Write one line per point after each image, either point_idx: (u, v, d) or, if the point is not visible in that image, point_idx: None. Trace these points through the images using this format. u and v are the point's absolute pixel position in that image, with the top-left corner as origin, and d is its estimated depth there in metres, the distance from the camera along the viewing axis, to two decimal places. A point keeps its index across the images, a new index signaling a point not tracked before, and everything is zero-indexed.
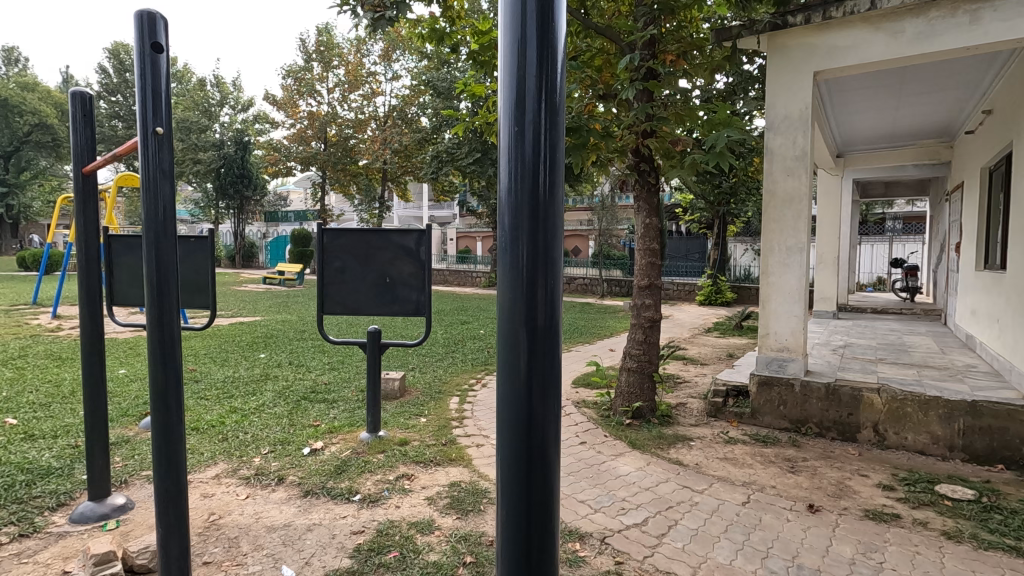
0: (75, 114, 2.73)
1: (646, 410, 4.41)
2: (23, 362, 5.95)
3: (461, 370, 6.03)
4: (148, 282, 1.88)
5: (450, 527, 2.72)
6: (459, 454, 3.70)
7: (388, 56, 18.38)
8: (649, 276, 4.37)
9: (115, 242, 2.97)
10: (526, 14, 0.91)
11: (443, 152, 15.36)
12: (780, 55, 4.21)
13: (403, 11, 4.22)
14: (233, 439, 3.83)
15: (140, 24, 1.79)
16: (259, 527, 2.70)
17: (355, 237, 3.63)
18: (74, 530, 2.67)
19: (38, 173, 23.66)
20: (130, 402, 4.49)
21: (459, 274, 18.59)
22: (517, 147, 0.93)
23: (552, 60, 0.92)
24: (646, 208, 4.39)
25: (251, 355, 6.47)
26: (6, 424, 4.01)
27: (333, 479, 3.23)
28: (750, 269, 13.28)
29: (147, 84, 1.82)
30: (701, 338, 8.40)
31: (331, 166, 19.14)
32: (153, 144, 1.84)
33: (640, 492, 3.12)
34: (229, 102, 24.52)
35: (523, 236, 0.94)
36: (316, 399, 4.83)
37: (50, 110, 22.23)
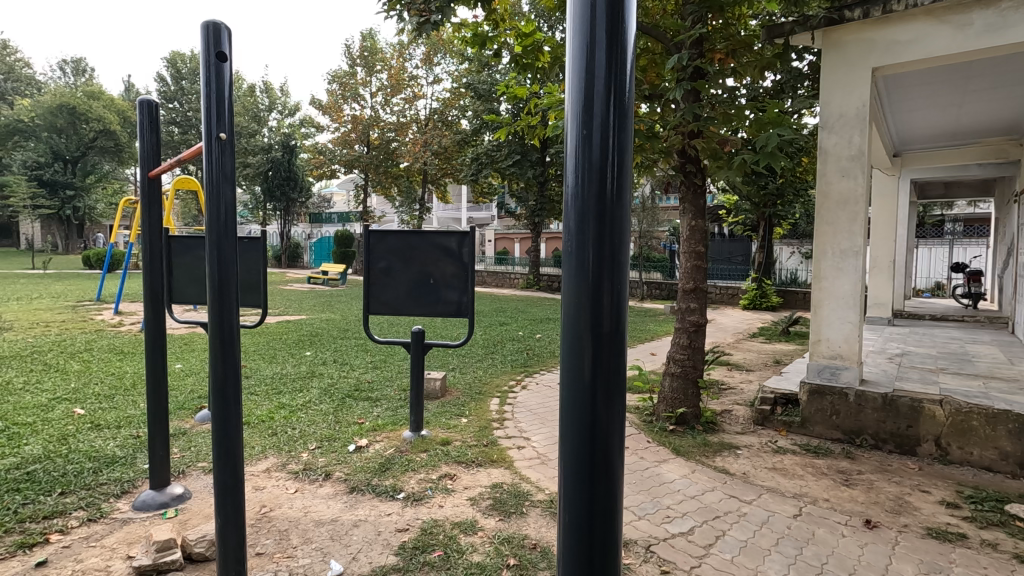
0: (142, 122, 2.87)
1: (690, 416, 4.31)
2: (88, 355, 6.30)
3: (501, 371, 6.06)
4: (209, 283, 1.95)
5: (493, 528, 2.73)
6: (501, 455, 3.71)
7: (430, 60, 18.73)
8: (694, 279, 4.28)
9: (177, 241, 3.11)
10: (596, 17, 0.90)
11: (483, 155, 15.46)
12: (835, 51, 4.04)
13: (449, 15, 4.28)
14: (282, 434, 3.95)
15: (206, 35, 1.88)
16: (308, 521, 2.78)
17: (398, 239, 3.69)
18: (137, 517, 2.81)
19: (102, 177, 25.06)
20: (187, 396, 4.70)
21: (497, 276, 18.70)
22: (584, 149, 0.93)
23: (621, 60, 0.91)
24: (692, 210, 4.31)
25: (298, 353, 6.66)
26: (74, 414, 4.26)
27: (378, 476, 3.29)
28: (797, 273, 12.91)
29: (212, 91, 1.89)
30: (746, 342, 8.20)
31: (374, 168, 19.62)
32: (216, 149, 1.91)
33: (685, 500, 3.05)
34: (277, 107, 25.76)
35: (590, 238, 0.93)
36: (360, 397, 4.93)
37: (114, 117, 23.64)
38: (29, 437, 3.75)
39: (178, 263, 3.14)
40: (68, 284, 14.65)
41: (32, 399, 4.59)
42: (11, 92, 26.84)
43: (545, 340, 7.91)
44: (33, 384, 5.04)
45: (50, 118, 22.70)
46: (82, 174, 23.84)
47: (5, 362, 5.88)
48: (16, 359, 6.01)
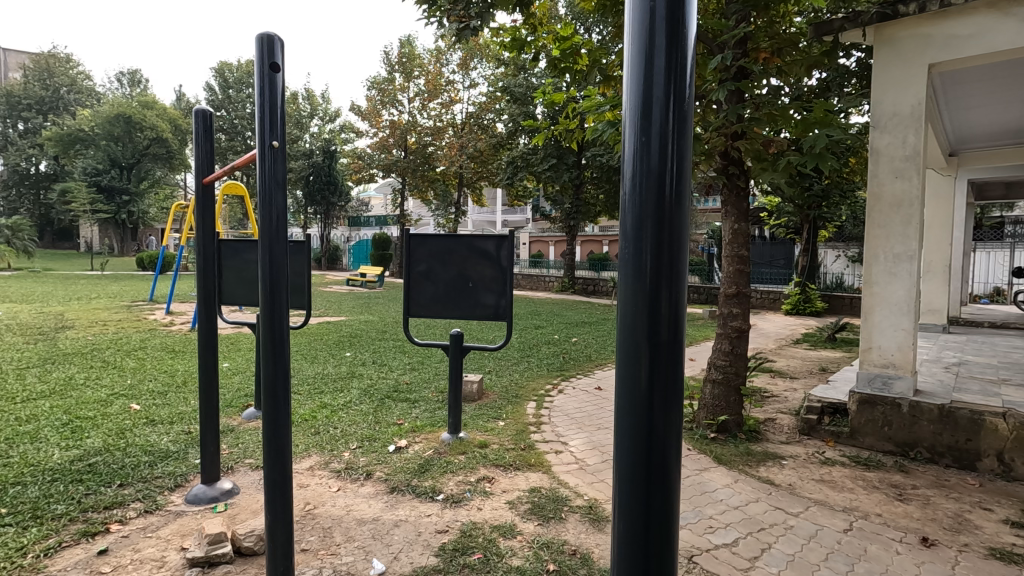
0: (198, 130, 2.98)
1: (733, 424, 4.20)
2: (143, 353, 6.60)
3: (537, 374, 6.04)
4: (262, 285, 2.02)
5: (532, 533, 2.72)
6: (539, 460, 3.70)
7: (466, 65, 18.95)
8: (737, 284, 4.19)
9: (228, 245, 3.29)
10: (655, 21, 0.90)
11: (518, 158, 15.49)
12: (889, 48, 3.88)
13: (488, 21, 4.31)
14: (324, 433, 4.05)
15: (260, 47, 1.95)
16: (350, 519, 2.83)
17: (438, 242, 3.73)
18: (189, 510, 2.92)
19: (155, 183, 26.23)
20: (234, 394, 4.87)
21: (532, 279, 18.68)
22: (642, 156, 0.92)
23: (681, 63, 0.90)
24: (734, 213, 4.22)
25: (338, 354, 6.81)
26: (131, 409, 4.47)
27: (417, 477, 3.33)
28: (843, 277, 12.42)
29: (266, 100, 1.96)
30: (790, 349, 7.94)
31: (411, 172, 19.87)
32: (270, 156, 1.97)
33: (728, 511, 2.97)
34: (318, 114, 26.48)
35: (647, 243, 0.92)
36: (399, 398, 5.00)
37: (166, 125, 24.73)
38: (90, 430, 3.94)
39: (228, 265, 3.32)
40: (123, 285, 15.40)
41: (92, 394, 4.84)
42: (73, 104, 28.37)
43: (581, 343, 7.86)
44: (93, 380, 5.31)
45: (109, 127, 23.93)
46: (136, 179, 25.00)
47: (68, 358, 6.21)
48: (77, 356, 6.33)
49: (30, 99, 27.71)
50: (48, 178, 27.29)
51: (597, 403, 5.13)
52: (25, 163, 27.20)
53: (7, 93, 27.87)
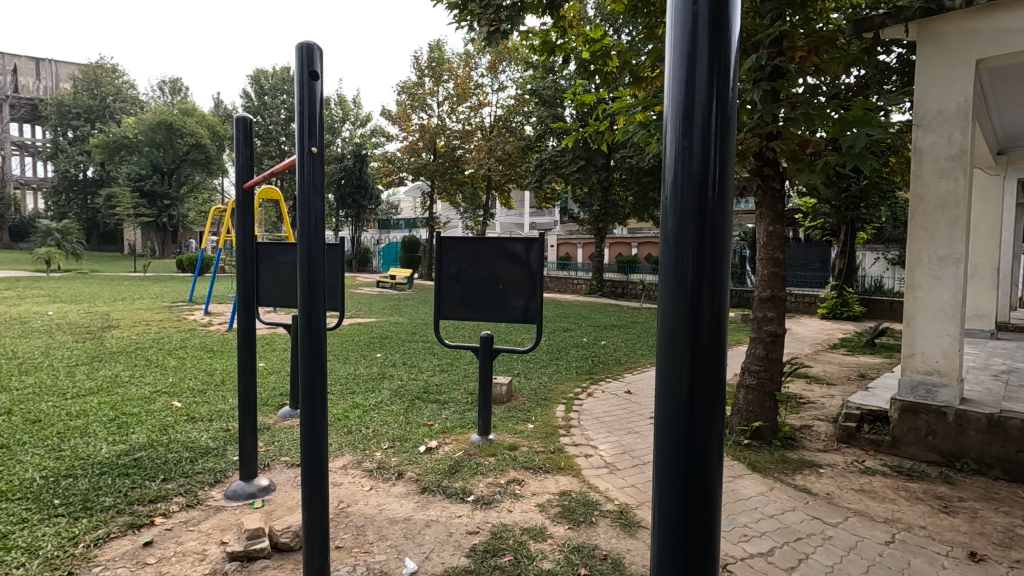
0: (239, 136, 3.07)
1: (768, 431, 4.10)
2: (183, 352, 6.83)
3: (566, 377, 6.02)
4: (301, 286, 2.07)
5: (562, 536, 2.72)
6: (568, 463, 3.69)
7: (495, 68, 19.08)
8: (772, 287, 4.10)
9: (264, 248, 3.39)
10: (698, 23, 0.89)
11: (547, 160, 15.47)
12: (933, 43, 3.75)
13: (518, 24, 4.35)
14: (356, 433, 4.12)
15: (300, 56, 2.01)
16: (383, 518, 2.87)
17: (468, 245, 3.76)
18: (228, 505, 3.01)
19: (194, 187, 27.12)
20: (270, 393, 5.00)
21: (560, 281, 18.61)
22: (685, 159, 0.92)
23: (724, 64, 0.89)
24: (770, 215, 4.14)
25: (370, 354, 6.93)
26: (173, 406, 4.63)
27: (448, 478, 3.36)
28: (882, 281, 12.04)
29: (305, 107, 2.01)
30: (826, 354, 7.72)
31: (440, 175, 20.03)
32: (308, 161, 2.02)
33: (763, 519, 2.91)
34: (350, 119, 26.99)
35: (690, 245, 0.92)
36: (429, 399, 5.06)
37: (206, 132, 25.57)
38: (135, 426, 4.10)
39: (265, 268, 3.41)
40: (164, 286, 15.98)
41: (136, 391, 5.03)
42: (118, 112, 29.58)
43: (610, 347, 7.79)
44: (136, 378, 5.52)
45: (151, 134, 24.88)
46: (177, 184, 25.92)
47: (113, 356, 6.47)
48: (123, 354, 6.60)
49: (79, 108, 29.03)
50: (94, 183, 28.47)
51: (626, 406, 5.09)
52: (74, 170, 28.45)
53: (57, 103, 29.22)
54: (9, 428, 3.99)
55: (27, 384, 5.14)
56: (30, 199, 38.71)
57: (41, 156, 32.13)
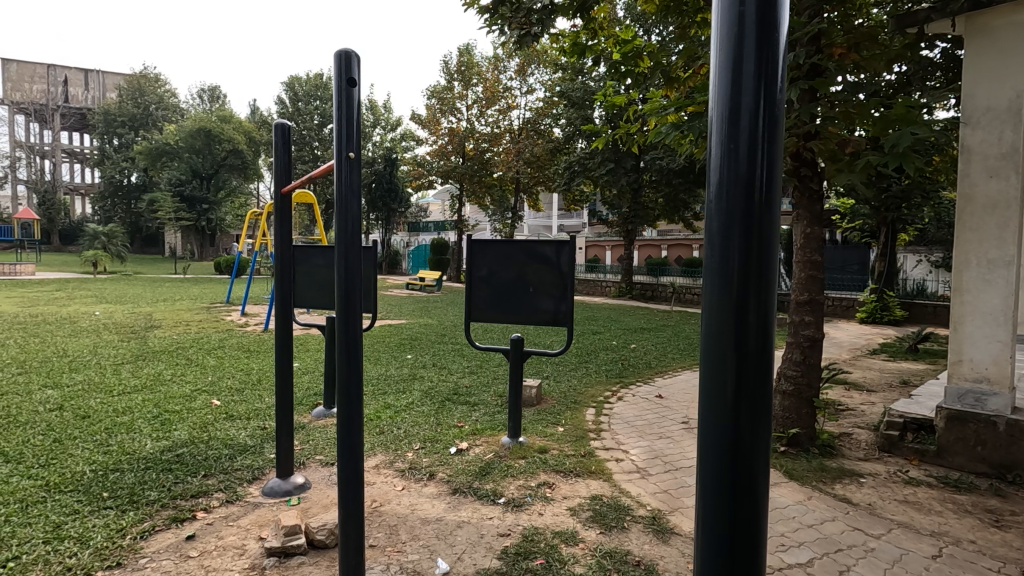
0: (278, 143, 3.15)
1: (805, 438, 3.99)
2: (222, 352, 7.03)
3: (595, 380, 5.98)
4: (338, 288, 2.11)
5: (594, 541, 2.70)
6: (599, 467, 3.66)
7: (523, 71, 19.13)
8: (810, 290, 4.00)
9: (300, 250, 3.47)
10: (744, 24, 0.88)
11: (576, 163, 15.42)
12: (983, 37, 3.60)
13: (549, 27, 4.36)
14: (388, 433, 4.17)
15: (339, 64, 2.05)
16: (415, 518, 2.90)
17: (499, 248, 3.77)
18: (266, 502, 3.09)
19: (230, 192, 27.94)
20: (304, 392, 5.12)
21: (589, 283, 18.52)
22: (730, 162, 0.91)
23: (772, 65, 0.88)
24: (807, 217, 4.04)
25: (400, 356, 7.02)
26: (213, 404, 4.77)
27: (479, 479, 3.38)
28: (925, 283, 11.67)
29: (344, 113, 2.05)
30: (866, 360, 7.48)
31: (469, 178, 20.16)
32: (347, 166, 2.06)
33: (802, 529, 2.83)
34: (380, 123, 27.45)
35: (736, 248, 0.91)
36: (459, 401, 5.10)
37: (242, 137, 26.33)
38: (177, 423, 4.25)
39: (302, 270, 3.50)
40: (204, 288, 16.49)
41: (178, 389, 5.20)
42: (160, 119, 30.69)
43: (640, 350, 7.71)
44: (178, 376, 5.72)
45: (191, 141, 25.71)
46: (215, 189, 26.87)
47: (156, 355, 6.71)
48: (165, 353, 6.84)
49: (124, 116, 30.21)
50: (138, 188, 29.56)
51: (657, 411, 5.03)
52: (119, 175, 29.62)
53: (104, 111, 30.44)
54: (62, 422, 4.18)
55: (77, 381, 5.38)
56: (79, 204, 40.47)
57: (89, 163, 33.58)
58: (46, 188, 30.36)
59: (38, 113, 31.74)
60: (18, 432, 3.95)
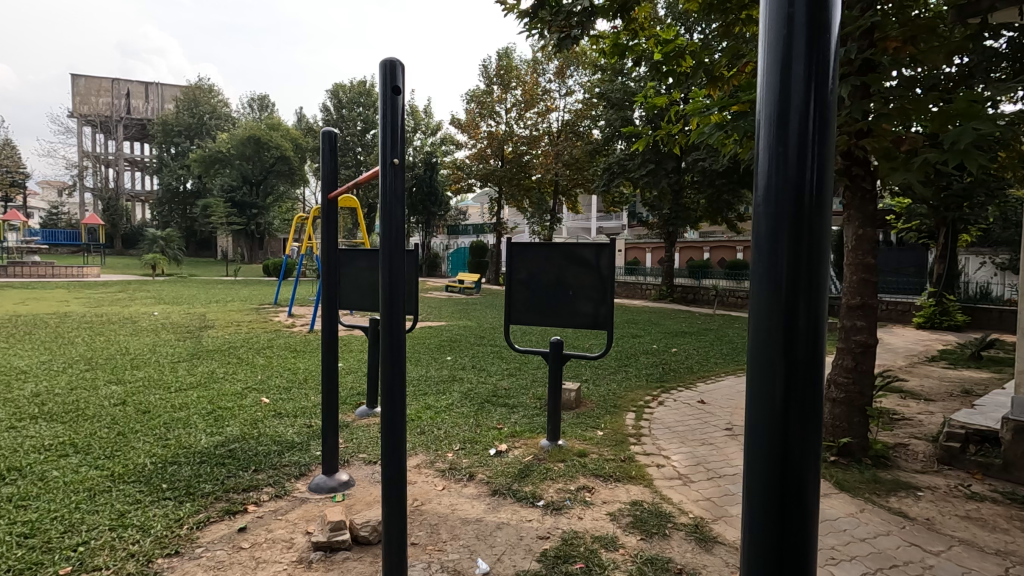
0: (325, 149, 3.24)
1: (857, 448, 3.83)
2: (270, 351, 7.31)
3: (635, 384, 5.91)
4: (382, 292, 2.16)
5: (634, 547, 2.67)
6: (640, 472, 3.62)
7: (562, 73, 19.12)
8: (862, 294, 3.84)
9: (345, 254, 3.58)
10: (793, 25, 0.87)
11: (614, 165, 15.27)
12: None
13: (589, 29, 4.34)
14: (429, 433, 4.24)
15: (384, 73, 2.11)
16: (455, 518, 2.94)
17: (539, 250, 3.78)
18: (312, 497, 3.19)
19: (278, 197, 28.96)
20: (348, 391, 5.26)
21: (628, 286, 18.30)
22: (780, 165, 0.89)
23: (824, 66, 0.86)
24: (859, 217, 3.88)
25: (440, 357, 7.12)
26: (262, 402, 4.97)
27: (518, 481, 3.39)
28: (989, 287, 10.98)
29: (389, 121, 2.11)
30: (923, 367, 7.12)
31: (508, 181, 20.26)
32: (391, 172, 2.11)
33: (854, 542, 2.72)
34: (421, 128, 27.95)
35: (785, 251, 0.89)
36: (498, 402, 5.13)
37: (289, 144, 27.31)
38: (229, 419, 4.44)
39: (347, 274, 3.60)
40: (253, 290, 17.15)
41: (230, 387, 5.43)
42: (214, 128, 32.14)
43: (681, 354, 7.57)
44: (230, 374, 5.97)
45: (242, 148, 26.81)
46: (263, 195, 27.99)
47: (210, 354, 7.02)
48: (217, 352, 7.15)
49: (181, 126, 31.79)
50: (193, 194, 30.98)
51: (699, 416, 4.92)
52: (175, 182, 31.14)
53: (162, 122, 32.08)
54: (125, 417, 4.43)
55: (138, 378, 5.69)
56: (140, 209, 42.74)
57: (148, 171, 35.42)
58: (110, 195, 32.20)
59: (104, 124, 33.73)
60: (86, 424, 4.20)
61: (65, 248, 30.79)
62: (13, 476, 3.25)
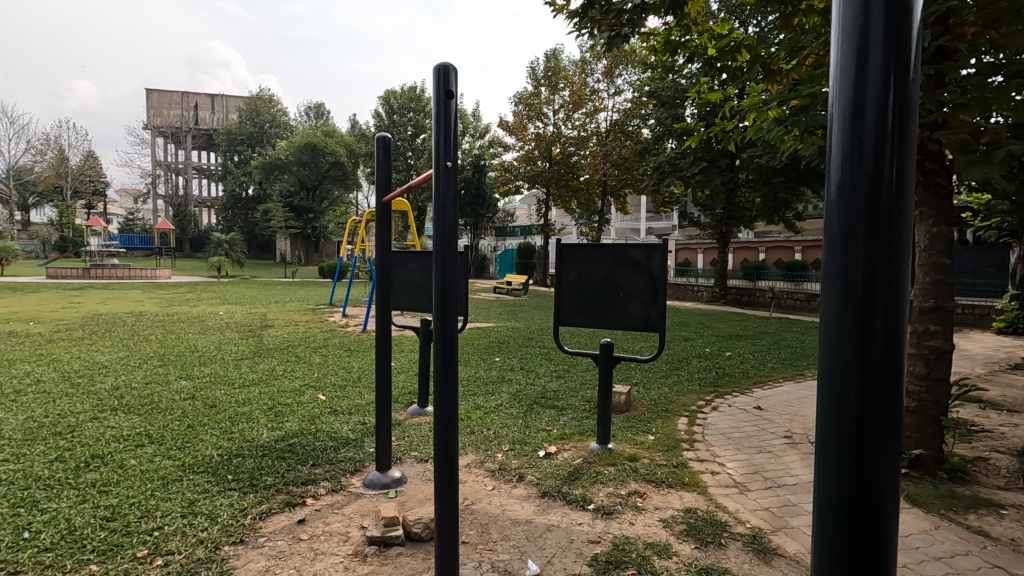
0: (379, 154, 3.32)
1: (931, 461, 3.59)
2: (326, 350, 7.55)
3: (688, 389, 5.76)
4: (435, 293, 2.19)
5: (689, 555, 2.60)
6: (693, 479, 3.52)
7: (611, 73, 18.90)
8: (936, 297, 3.60)
9: (395, 256, 3.66)
10: (871, 15, 0.82)
11: (665, 163, 14.90)
12: None
13: (640, 27, 4.26)
14: (479, 434, 4.27)
15: (438, 77, 2.15)
16: (505, 519, 2.95)
17: (589, 251, 3.75)
18: (367, 492, 3.27)
19: (333, 201, 29.99)
20: (400, 391, 5.37)
21: (679, 288, 17.87)
22: (854, 161, 0.85)
23: (903, 56, 0.81)
24: (932, 215, 3.64)
25: (489, 358, 7.16)
26: (319, 399, 5.16)
27: (568, 484, 3.37)
28: None
29: (442, 125, 2.15)
30: (1006, 376, 6.60)
31: (556, 182, 20.21)
32: (444, 175, 2.14)
33: (927, 562, 2.55)
34: (470, 132, 28.33)
35: (859, 250, 0.85)
36: (547, 404, 5.12)
37: (343, 150, 28.30)
38: (289, 415, 4.62)
39: (399, 276, 3.68)
40: (309, 291, 17.83)
41: (289, 384, 5.66)
42: (274, 136, 33.68)
43: (736, 358, 7.32)
44: (289, 372, 6.22)
45: (300, 155, 27.88)
46: (320, 199, 29.14)
47: (270, 352, 7.34)
48: (277, 350, 7.46)
49: (244, 135, 33.44)
50: (254, 199, 32.52)
51: (756, 423, 4.74)
52: (238, 188, 32.77)
53: (227, 131, 33.84)
54: (194, 410, 4.70)
55: (206, 374, 6.01)
56: (206, 215, 45.20)
57: (214, 178, 37.41)
58: (181, 202, 34.21)
59: (175, 135, 35.91)
60: (160, 417, 4.48)
61: (140, 251, 32.91)
62: (97, 463, 3.51)
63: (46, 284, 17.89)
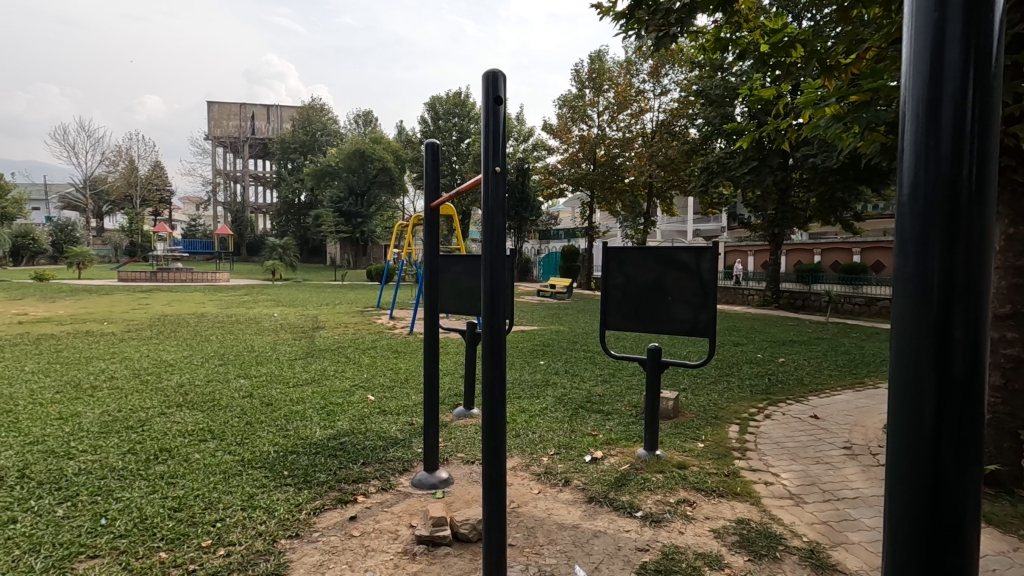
0: (429, 159, 3.42)
1: (1008, 478, 3.35)
2: (374, 352, 7.74)
3: (738, 395, 5.59)
4: (483, 297, 2.21)
5: (741, 568, 2.52)
6: (745, 489, 3.42)
7: (657, 73, 18.61)
8: (1013, 302, 3.36)
9: (443, 258, 3.72)
10: (948, 10, 0.78)
11: (714, 164, 14.53)
12: None
13: (689, 25, 4.18)
14: (524, 437, 4.28)
15: (487, 84, 2.18)
16: (551, 523, 2.94)
17: (636, 254, 3.70)
18: (415, 492, 3.33)
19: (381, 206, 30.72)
20: (446, 393, 5.44)
21: (728, 292, 17.35)
22: (930, 162, 0.81)
23: (986, 47, 0.77)
24: (1009, 215, 3.41)
25: (533, 361, 7.17)
26: (369, 399, 5.29)
27: (615, 490, 3.33)
28: None
29: (491, 130, 2.18)
30: None
31: (600, 184, 20.03)
32: (493, 179, 2.16)
33: None
34: (514, 136, 28.49)
35: (936, 252, 0.81)
36: (593, 408, 5.08)
37: (390, 156, 28.97)
38: (340, 414, 4.76)
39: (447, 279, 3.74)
40: (358, 294, 18.34)
41: (340, 384, 5.83)
42: (325, 144, 34.83)
43: (790, 365, 7.05)
44: (340, 372, 6.41)
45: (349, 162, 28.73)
46: (368, 204, 29.93)
47: (322, 353, 7.59)
48: (328, 351, 7.70)
49: (297, 143, 34.75)
50: (306, 205, 33.71)
51: (811, 432, 4.56)
52: (292, 195, 34.06)
53: (281, 140, 35.25)
54: (252, 408, 4.91)
55: (262, 373, 6.27)
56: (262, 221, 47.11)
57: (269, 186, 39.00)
58: (239, 208, 35.84)
59: (233, 145, 37.69)
60: (220, 414, 4.70)
61: (201, 256, 34.63)
62: (165, 456, 3.71)
63: (118, 286, 19.10)
